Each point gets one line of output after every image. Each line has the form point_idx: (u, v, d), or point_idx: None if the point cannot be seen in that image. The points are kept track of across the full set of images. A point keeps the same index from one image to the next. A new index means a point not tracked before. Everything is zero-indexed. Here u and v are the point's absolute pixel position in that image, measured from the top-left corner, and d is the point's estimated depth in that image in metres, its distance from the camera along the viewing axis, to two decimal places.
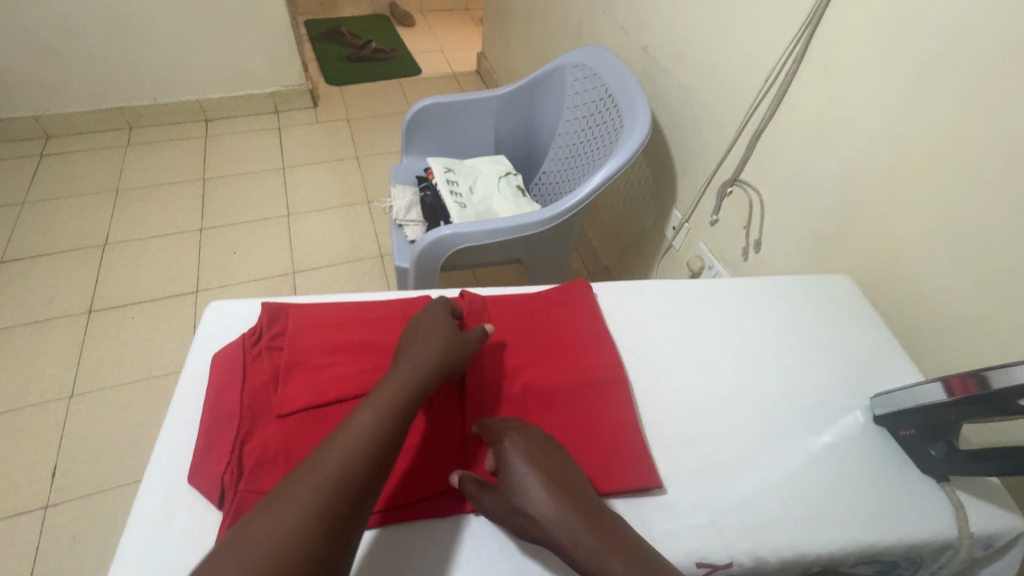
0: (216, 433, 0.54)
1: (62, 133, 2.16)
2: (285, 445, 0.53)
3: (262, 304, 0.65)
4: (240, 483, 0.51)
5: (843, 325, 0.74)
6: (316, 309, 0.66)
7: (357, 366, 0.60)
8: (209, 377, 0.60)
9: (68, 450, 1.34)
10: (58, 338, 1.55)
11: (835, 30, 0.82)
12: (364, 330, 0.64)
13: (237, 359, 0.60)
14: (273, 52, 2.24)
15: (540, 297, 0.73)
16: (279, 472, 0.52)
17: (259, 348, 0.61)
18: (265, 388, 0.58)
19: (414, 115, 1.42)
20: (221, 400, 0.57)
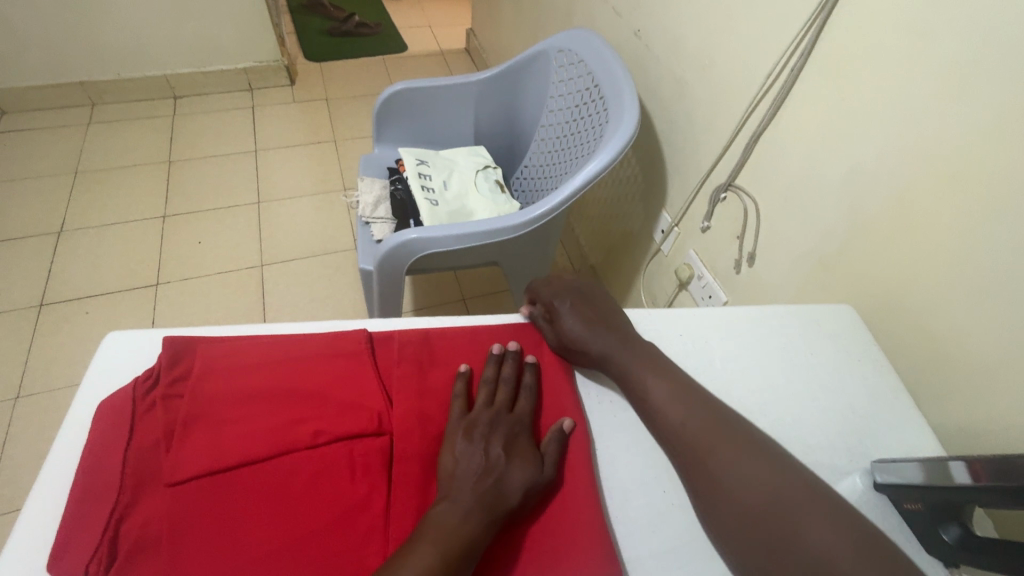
0: (89, 505, 0.45)
1: (19, 108, 2.02)
2: (172, 525, 0.45)
3: (164, 338, 0.55)
4: (111, 575, 0.42)
5: (842, 367, 0.65)
6: (228, 347, 0.56)
7: (271, 421, 0.51)
8: (89, 431, 0.50)
9: (11, 456, 1.26)
10: (6, 333, 1.46)
11: (848, 22, 0.71)
12: (286, 373, 0.55)
13: (124, 409, 0.50)
14: (245, 24, 2.09)
15: (497, 331, 0.63)
16: (163, 558, 0.43)
17: (153, 396, 0.51)
18: (156, 449, 0.49)
19: (385, 100, 1.30)
20: (99, 462, 0.48)
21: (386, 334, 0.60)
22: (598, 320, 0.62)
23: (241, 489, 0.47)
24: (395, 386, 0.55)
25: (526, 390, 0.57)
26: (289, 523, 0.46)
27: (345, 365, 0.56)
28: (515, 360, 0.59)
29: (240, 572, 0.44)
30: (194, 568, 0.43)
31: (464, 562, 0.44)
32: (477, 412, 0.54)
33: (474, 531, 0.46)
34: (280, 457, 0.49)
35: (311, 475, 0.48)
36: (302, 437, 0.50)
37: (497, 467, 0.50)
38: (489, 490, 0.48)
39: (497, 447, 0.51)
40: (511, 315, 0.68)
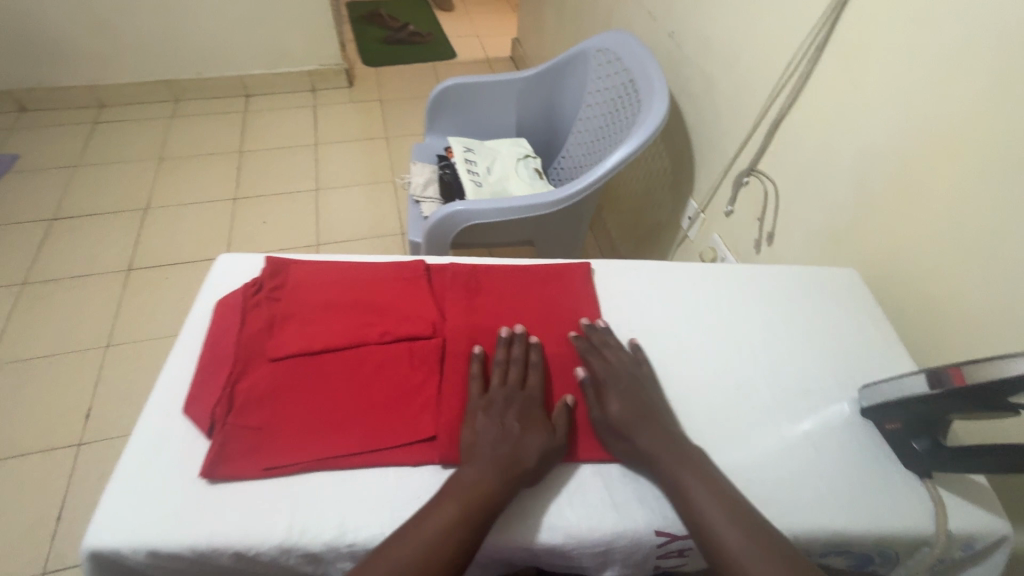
0: (212, 370, 0.58)
1: (114, 102, 2.29)
2: (273, 388, 0.57)
3: (266, 258, 0.69)
4: (229, 417, 0.55)
5: (841, 319, 0.72)
6: (314, 267, 0.69)
7: (348, 322, 0.63)
8: (211, 320, 0.64)
9: (101, 394, 1.44)
10: (99, 292, 1.66)
11: (858, 18, 0.80)
12: (360, 288, 0.67)
13: (237, 305, 0.63)
14: (312, 30, 2.30)
15: (533, 271, 0.74)
16: (267, 410, 0.56)
17: (258, 297, 0.64)
18: (260, 335, 0.61)
19: (438, 95, 1.44)
20: (219, 341, 0.61)
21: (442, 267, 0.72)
22: (642, 408, 0.58)
23: (324, 369, 0.59)
24: (447, 306, 0.67)
25: (535, 369, 0.61)
26: (362, 395, 0.58)
27: (406, 287, 0.68)
28: (523, 342, 0.63)
29: (324, 425, 0.55)
30: (289, 419, 0.55)
31: (485, 515, 0.49)
32: (493, 391, 0.59)
33: (495, 488, 0.51)
34: (355, 348, 0.61)
35: (379, 363, 0.60)
36: (372, 334, 0.62)
37: (514, 436, 0.55)
38: (507, 453, 0.53)
39: (513, 419, 0.56)
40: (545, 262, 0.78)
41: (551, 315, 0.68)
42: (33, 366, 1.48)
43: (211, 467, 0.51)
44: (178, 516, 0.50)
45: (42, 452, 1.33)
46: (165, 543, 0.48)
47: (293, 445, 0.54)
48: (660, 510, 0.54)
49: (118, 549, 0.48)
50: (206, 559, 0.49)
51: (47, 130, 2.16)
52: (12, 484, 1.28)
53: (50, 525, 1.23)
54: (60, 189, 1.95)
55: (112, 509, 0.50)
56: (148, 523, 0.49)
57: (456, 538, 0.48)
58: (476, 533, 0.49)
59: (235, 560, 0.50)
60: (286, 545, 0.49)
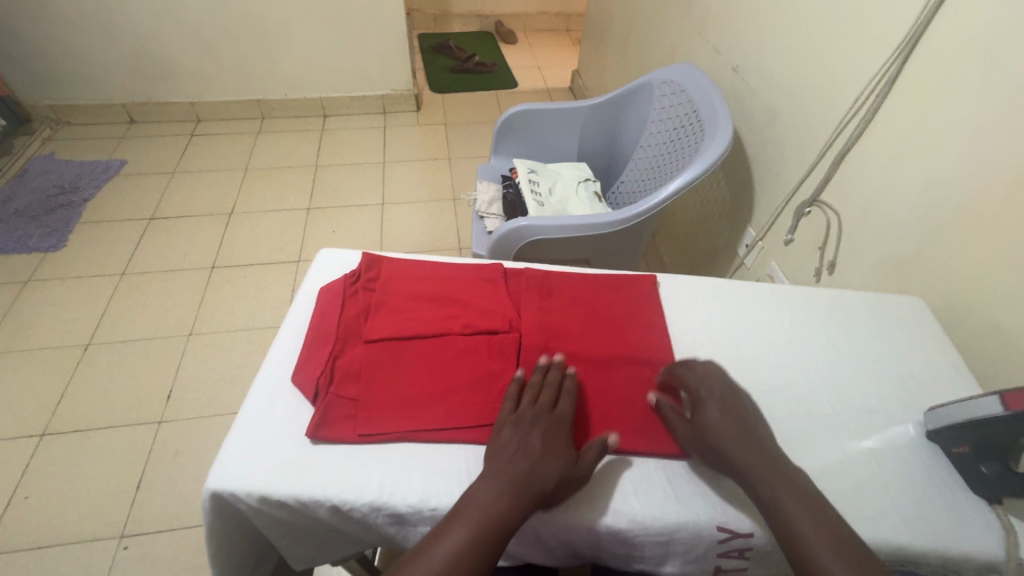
0: (317, 346, 0.66)
1: (210, 118, 2.53)
2: (368, 365, 0.64)
3: (362, 254, 0.77)
4: (330, 387, 0.62)
5: (906, 346, 0.73)
6: (405, 263, 0.77)
7: (434, 314, 0.70)
8: (315, 305, 0.72)
9: (182, 378, 1.57)
10: (186, 286, 1.82)
11: (929, 55, 0.82)
12: (444, 286, 0.74)
13: (338, 293, 0.72)
14: (388, 59, 2.49)
15: (601, 281, 0.79)
16: (363, 384, 0.62)
17: (356, 287, 0.72)
18: (357, 319, 0.69)
19: (506, 119, 1.53)
20: (323, 322, 0.69)
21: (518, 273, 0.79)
22: (748, 432, 0.57)
23: (412, 353, 0.66)
24: (523, 306, 0.73)
25: (568, 395, 0.62)
26: (446, 378, 0.64)
27: (485, 286, 0.75)
28: (560, 368, 0.64)
29: (413, 401, 0.61)
30: (382, 394, 0.62)
31: (496, 534, 0.50)
32: (523, 409, 0.60)
33: (510, 508, 0.51)
34: (440, 336, 0.67)
35: (461, 351, 0.66)
36: (456, 326, 0.68)
37: (535, 456, 0.55)
38: (525, 473, 0.54)
39: (537, 438, 0.57)
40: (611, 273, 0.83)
41: (620, 321, 0.73)
42: (126, 348, 1.64)
43: (315, 428, 0.58)
44: (285, 468, 0.57)
45: (128, 426, 1.46)
46: (273, 489, 0.55)
47: (384, 415, 0.60)
48: (723, 506, 0.57)
49: (233, 491, 0.55)
50: (306, 508, 0.56)
51: (151, 140, 2.41)
52: (100, 453, 1.40)
53: (130, 493, 1.34)
54: (159, 193, 2.16)
55: (229, 457, 0.57)
56: (260, 472, 0.56)
57: (466, 554, 0.48)
58: (488, 546, 0.49)
59: (330, 513, 0.56)
60: (376, 503, 0.55)
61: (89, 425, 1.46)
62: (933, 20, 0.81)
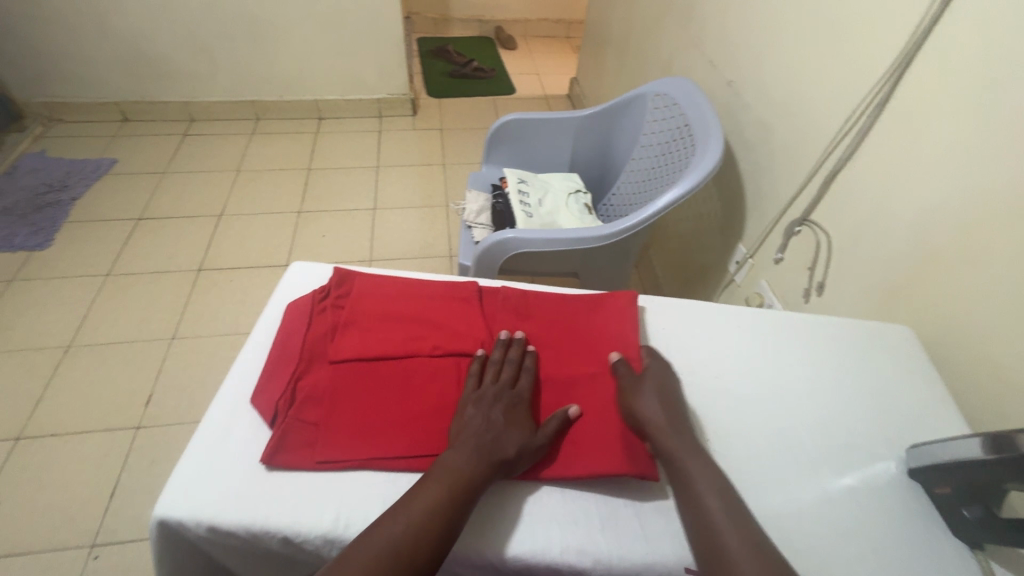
0: (280, 366, 0.64)
1: (204, 118, 2.52)
2: (332, 389, 0.61)
3: (335, 269, 0.75)
4: (290, 411, 0.60)
5: (890, 377, 0.71)
6: (377, 279, 0.74)
7: (403, 334, 0.67)
8: (282, 323, 0.70)
9: (162, 383, 1.55)
10: (171, 288, 1.80)
11: (923, 77, 0.81)
12: (416, 304, 0.72)
13: (307, 310, 0.70)
14: (385, 63, 2.47)
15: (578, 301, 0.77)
16: (324, 408, 0.60)
17: (326, 304, 0.70)
18: (324, 338, 0.66)
19: (497, 128, 1.52)
20: (288, 341, 0.67)
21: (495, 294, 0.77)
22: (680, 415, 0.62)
23: (378, 374, 0.63)
24: (496, 327, 0.71)
25: (526, 373, 0.65)
26: (411, 403, 0.62)
27: (458, 306, 0.72)
28: (520, 346, 0.67)
29: (374, 427, 0.59)
30: (342, 419, 0.59)
31: (467, 498, 0.52)
32: (485, 387, 0.62)
33: (478, 474, 0.54)
34: (407, 359, 0.65)
35: (428, 375, 0.64)
36: (423, 348, 0.66)
37: (497, 427, 0.58)
38: (488, 442, 0.56)
39: (498, 412, 0.59)
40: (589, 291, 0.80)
41: (595, 344, 0.70)
42: (108, 351, 1.61)
43: (271, 455, 0.56)
44: (238, 496, 0.54)
45: (106, 431, 1.44)
46: (224, 519, 0.53)
47: (345, 442, 0.58)
48: (689, 544, 0.55)
49: (182, 520, 0.53)
50: (257, 539, 0.53)
51: (144, 139, 2.39)
52: (75, 458, 1.38)
53: (103, 501, 1.31)
54: (148, 193, 2.14)
55: (181, 482, 0.55)
56: (211, 499, 0.54)
57: (438, 514, 0.50)
58: (458, 510, 0.51)
59: (282, 544, 0.54)
60: (330, 536, 0.53)
61: (66, 429, 1.43)
62: (928, 40, 0.79)
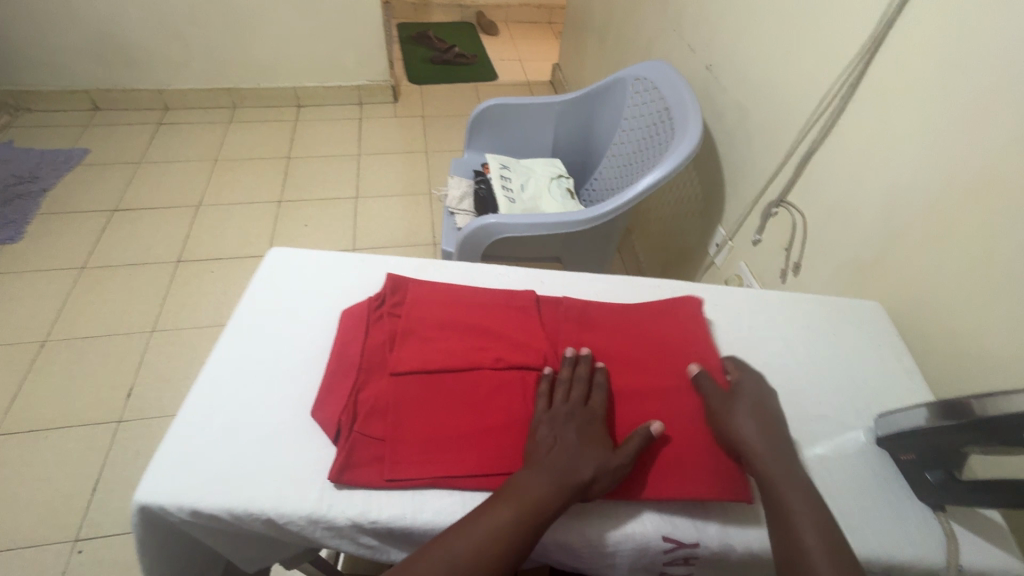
0: (339, 377, 0.62)
1: (179, 106, 2.46)
2: (397, 400, 0.59)
3: (387, 275, 0.73)
4: (355, 425, 0.58)
5: (861, 351, 0.73)
6: (431, 287, 0.72)
7: (464, 345, 0.65)
8: (337, 329, 0.68)
9: (142, 376, 1.53)
10: (150, 280, 1.77)
11: (892, 58, 0.82)
12: (472, 313, 0.69)
13: (362, 318, 0.67)
14: (364, 48, 2.43)
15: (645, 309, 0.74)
16: (390, 423, 0.58)
17: (382, 312, 0.68)
18: (382, 347, 0.64)
19: (479, 114, 1.51)
20: (345, 350, 0.65)
21: (499, 286, 0.77)
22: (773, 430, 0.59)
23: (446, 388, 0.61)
24: (561, 344, 0.68)
25: (599, 389, 0.62)
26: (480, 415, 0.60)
27: (516, 316, 0.70)
28: (588, 363, 0.64)
29: (444, 443, 0.57)
30: (411, 435, 0.58)
31: (538, 524, 0.51)
32: (556, 408, 0.59)
33: (551, 501, 0.52)
34: (469, 372, 0.63)
35: (494, 389, 0.62)
36: (486, 360, 0.64)
37: (573, 451, 0.55)
38: (564, 466, 0.54)
39: (572, 432, 0.57)
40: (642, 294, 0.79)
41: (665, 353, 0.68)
42: (85, 345, 1.58)
43: (339, 473, 0.54)
44: (221, 480, 0.54)
45: (85, 426, 1.42)
46: (206, 503, 0.53)
47: (415, 462, 0.56)
48: (670, 516, 0.56)
49: (164, 505, 0.53)
50: (240, 522, 0.54)
51: (117, 129, 2.33)
52: (55, 454, 1.36)
53: (86, 496, 1.30)
54: (123, 183, 2.09)
55: (162, 468, 0.55)
56: (191, 484, 0.54)
57: (507, 540, 0.49)
58: (529, 538, 0.50)
59: (266, 526, 0.54)
60: (313, 516, 0.53)
61: (44, 425, 1.41)
62: (896, 22, 0.81)
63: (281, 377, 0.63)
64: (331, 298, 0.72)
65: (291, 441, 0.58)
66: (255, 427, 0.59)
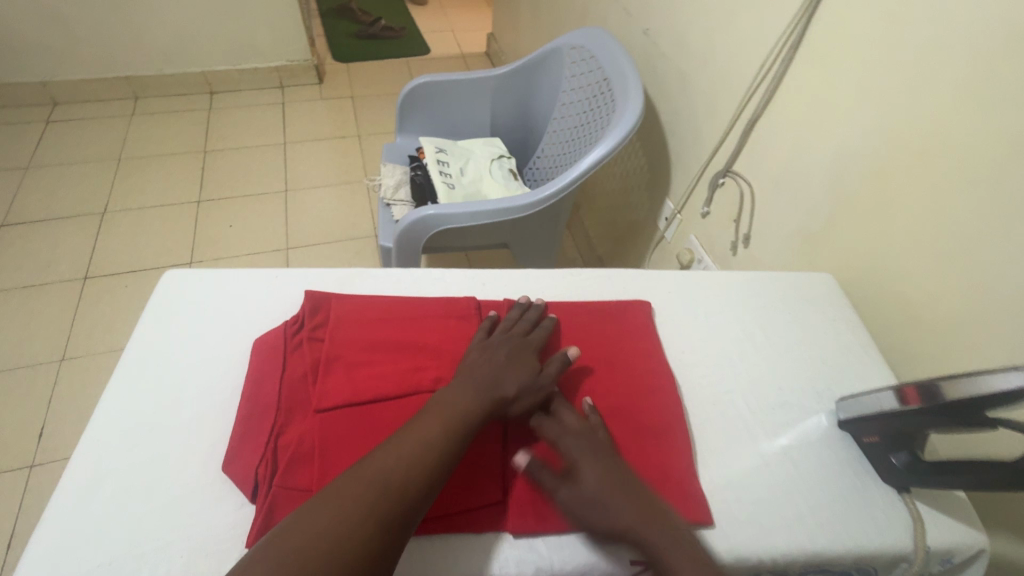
0: (253, 423, 0.54)
1: (68, 100, 2.18)
2: (321, 442, 0.52)
3: (306, 292, 0.64)
4: (275, 478, 0.50)
5: (815, 328, 0.71)
6: (358, 302, 0.64)
7: (397, 366, 0.58)
8: (249, 363, 0.59)
9: (56, 412, 1.36)
10: (53, 302, 1.57)
11: (832, 17, 0.78)
12: (407, 328, 0.62)
13: (278, 347, 0.59)
14: (278, 25, 2.21)
15: (595, 309, 0.69)
16: (316, 470, 0.51)
17: (300, 338, 0.60)
18: (304, 380, 0.57)
19: (408, 93, 1.39)
20: (261, 389, 0.56)
21: (438, 293, 0.69)
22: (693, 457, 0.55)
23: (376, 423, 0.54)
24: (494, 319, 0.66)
25: (542, 327, 0.63)
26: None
27: (457, 325, 0.64)
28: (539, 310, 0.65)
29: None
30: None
31: (460, 429, 0.51)
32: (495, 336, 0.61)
33: (468, 409, 0.53)
34: (406, 397, 0.56)
35: None
36: (425, 381, 0.57)
37: (502, 366, 0.57)
38: (490, 381, 0.55)
39: (505, 354, 0.58)
40: (595, 290, 0.73)
41: (618, 358, 0.64)
42: None
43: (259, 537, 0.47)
44: (112, 562, 0.46)
45: None
46: None
47: None
48: None
49: None
50: None
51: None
52: None
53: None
54: (9, 193, 1.84)
55: (38, 557, 0.46)
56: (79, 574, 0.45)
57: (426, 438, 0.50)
58: (450, 444, 0.50)
59: None
60: None
61: None
62: None
63: (182, 426, 0.54)
64: (238, 324, 0.63)
65: (199, 502, 0.50)
66: (153, 492, 0.50)
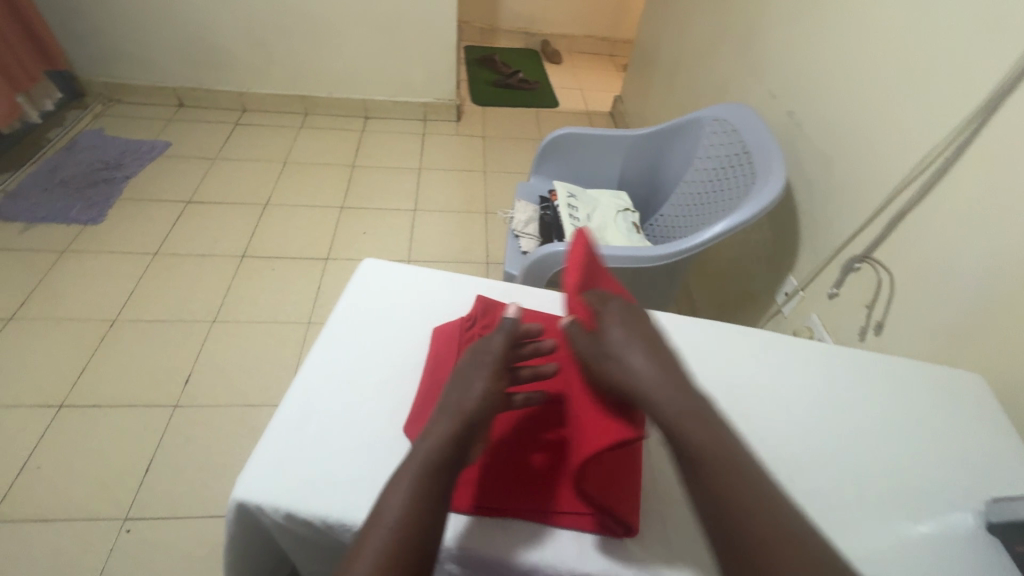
0: (431, 397, 0.63)
1: (254, 109, 2.58)
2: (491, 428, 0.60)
3: (478, 296, 0.73)
4: None
5: (959, 426, 0.72)
6: (520, 311, 0.73)
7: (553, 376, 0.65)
8: (429, 346, 0.69)
9: (201, 364, 1.57)
10: (215, 272, 1.84)
11: (1009, 124, 0.79)
12: (560, 344, 0.70)
13: (454, 337, 0.68)
14: (434, 68, 2.51)
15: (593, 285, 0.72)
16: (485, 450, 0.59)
17: (471, 332, 0.69)
18: None
19: (549, 141, 1.53)
20: (438, 370, 0.65)
21: None
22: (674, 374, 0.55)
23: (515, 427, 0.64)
24: None
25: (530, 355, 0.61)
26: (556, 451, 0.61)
27: None
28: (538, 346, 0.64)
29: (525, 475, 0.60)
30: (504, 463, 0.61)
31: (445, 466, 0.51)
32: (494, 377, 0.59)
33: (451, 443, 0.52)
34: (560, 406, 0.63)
35: None
36: None
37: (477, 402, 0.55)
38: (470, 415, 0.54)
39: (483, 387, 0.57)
40: (731, 345, 0.78)
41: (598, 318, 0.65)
42: (150, 328, 1.65)
43: None
44: (314, 485, 0.55)
45: (144, 406, 1.46)
46: (302, 509, 0.54)
47: None
48: None
49: (263, 507, 0.54)
50: (333, 532, 0.54)
51: (196, 125, 2.46)
52: (113, 431, 1.40)
53: (138, 476, 1.33)
54: (198, 177, 2.20)
55: (259, 467, 0.56)
56: (289, 488, 0.55)
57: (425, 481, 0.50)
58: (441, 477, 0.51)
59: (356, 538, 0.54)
60: None
61: (108, 401, 1.46)
62: (1017, 89, 0.78)
63: (371, 389, 0.64)
64: (417, 316, 0.74)
65: (382, 454, 0.59)
66: (346, 438, 0.60)
